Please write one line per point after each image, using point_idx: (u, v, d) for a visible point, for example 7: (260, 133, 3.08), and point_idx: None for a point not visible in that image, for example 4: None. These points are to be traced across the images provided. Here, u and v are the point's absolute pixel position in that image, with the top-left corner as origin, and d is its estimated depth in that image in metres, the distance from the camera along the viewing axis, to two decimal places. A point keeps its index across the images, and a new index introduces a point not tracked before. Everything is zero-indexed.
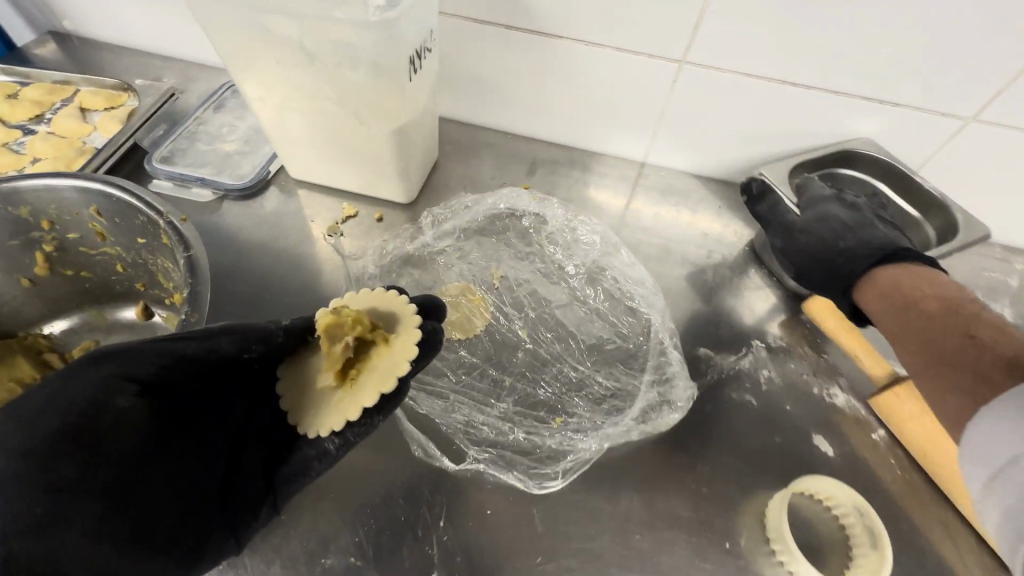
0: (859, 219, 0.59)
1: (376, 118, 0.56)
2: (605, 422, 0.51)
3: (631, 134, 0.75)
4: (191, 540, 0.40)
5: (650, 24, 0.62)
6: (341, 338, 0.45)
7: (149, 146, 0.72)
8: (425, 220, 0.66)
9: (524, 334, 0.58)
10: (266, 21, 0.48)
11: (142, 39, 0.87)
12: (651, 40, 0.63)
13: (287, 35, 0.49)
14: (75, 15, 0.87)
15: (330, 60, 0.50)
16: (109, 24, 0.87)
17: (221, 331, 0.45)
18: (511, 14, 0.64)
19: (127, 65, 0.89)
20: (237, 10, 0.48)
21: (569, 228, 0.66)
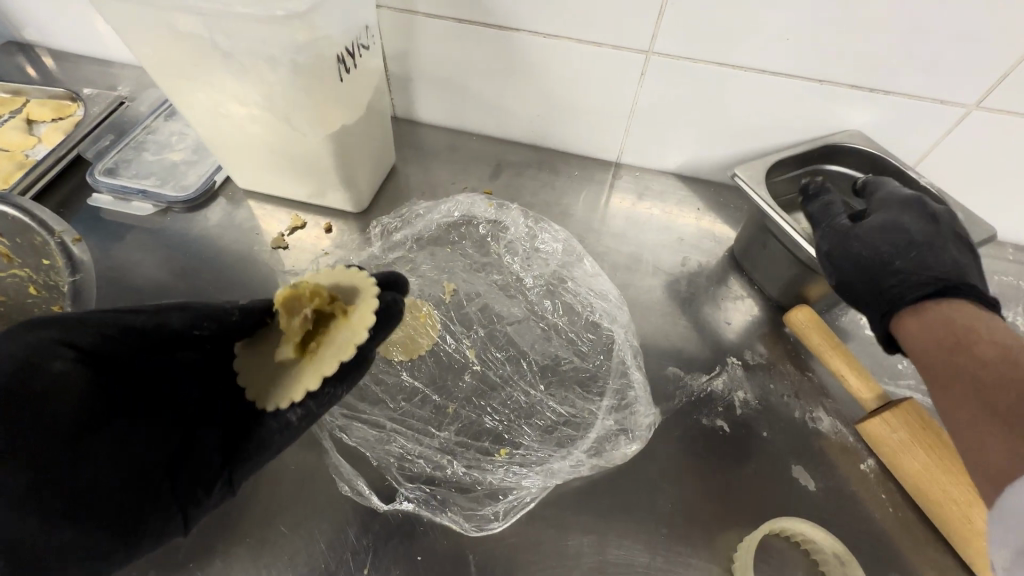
0: (933, 235, 0.46)
1: (308, 121, 0.52)
2: (555, 454, 0.46)
3: (601, 133, 0.70)
4: (128, 513, 0.39)
5: (610, 12, 0.56)
6: (299, 312, 0.41)
7: (93, 158, 0.69)
8: (374, 230, 0.63)
9: (473, 354, 0.53)
10: (172, 20, 0.44)
11: (96, 46, 0.84)
12: (612, 30, 0.58)
13: (197, 35, 0.45)
14: (29, 24, 0.84)
15: (248, 61, 0.46)
16: (63, 32, 0.84)
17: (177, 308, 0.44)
18: (459, 6, 0.59)
19: (84, 74, 0.86)
20: (141, 10, 0.44)
21: (529, 236, 0.61)
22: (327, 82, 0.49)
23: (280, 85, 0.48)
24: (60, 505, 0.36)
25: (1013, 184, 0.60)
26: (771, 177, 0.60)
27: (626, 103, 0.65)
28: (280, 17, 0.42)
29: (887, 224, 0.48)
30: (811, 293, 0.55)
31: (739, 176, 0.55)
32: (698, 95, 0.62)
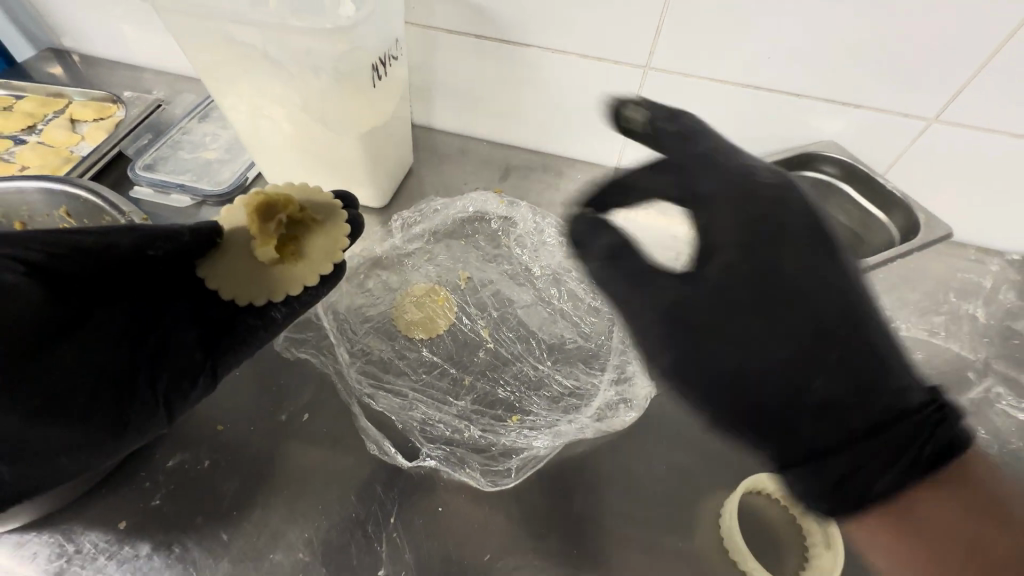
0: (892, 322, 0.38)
1: (342, 121, 0.58)
2: (561, 420, 0.52)
3: (603, 140, 0.76)
4: (104, 416, 0.44)
5: (612, 31, 0.63)
6: (275, 217, 0.49)
7: (133, 155, 0.75)
8: (396, 223, 0.66)
9: (486, 334, 0.59)
10: (230, 30, 0.50)
11: (133, 54, 0.91)
12: (613, 47, 0.65)
13: (251, 44, 0.51)
14: (71, 32, 0.90)
15: (295, 67, 0.53)
16: (102, 40, 0.90)
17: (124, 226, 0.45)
18: (476, 23, 0.66)
19: (119, 79, 0.92)
20: (203, 22, 0.50)
21: (537, 230, 0.67)
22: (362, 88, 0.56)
23: (320, 89, 0.54)
24: (34, 412, 0.40)
25: (972, 191, 0.67)
26: None
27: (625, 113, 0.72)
28: (327, 30, 0.49)
29: (731, 284, 0.40)
30: None
31: None
32: (690, 106, 0.69)
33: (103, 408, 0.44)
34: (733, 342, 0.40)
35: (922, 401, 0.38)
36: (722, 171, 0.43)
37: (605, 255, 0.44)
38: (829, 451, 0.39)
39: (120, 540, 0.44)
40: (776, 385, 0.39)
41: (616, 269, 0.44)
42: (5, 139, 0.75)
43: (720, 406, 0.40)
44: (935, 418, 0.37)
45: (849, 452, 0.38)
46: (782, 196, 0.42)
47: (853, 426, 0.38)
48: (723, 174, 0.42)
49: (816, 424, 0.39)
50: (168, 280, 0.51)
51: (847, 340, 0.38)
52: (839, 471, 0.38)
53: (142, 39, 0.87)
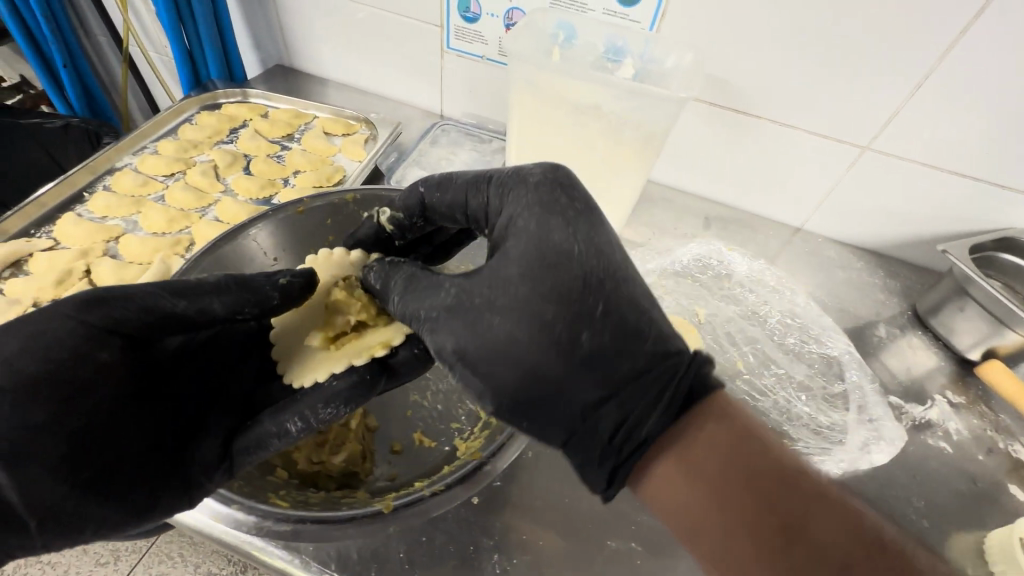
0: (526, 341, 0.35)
1: (630, 169, 0.68)
2: (833, 446, 0.58)
3: (795, 201, 0.84)
4: (146, 490, 0.40)
5: (846, 111, 0.71)
6: (343, 314, 0.52)
7: (387, 171, 0.85)
8: (637, 254, 0.79)
9: (742, 364, 0.67)
10: (584, 87, 0.62)
11: (349, 77, 0.99)
12: (841, 127, 0.73)
13: (595, 102, 0.63)
14: (295, 53, 0.99)
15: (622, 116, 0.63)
16: (323, 63, 0.98)
17: (217, 289, 0.44)
18: (718, 94, 0.75)
19: (334, 96, 1.00)
20: (569, 76, 0.62)
21: (755, 279, 0.77)
22: (642, 152, 0.66)
23: (616, 145, 0.66)
24: (83, 480, 0.37)
25: None
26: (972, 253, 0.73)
27: (831, 180, 0.79)
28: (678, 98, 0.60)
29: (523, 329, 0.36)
30: (1002, 350, 0.68)
31: (950, 251, 0.69)
32: (895, 186, 0.76)
33: (153, 471, 0.41)
34: (511, 309, 0.36)
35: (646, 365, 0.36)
36: (513, 199, 0.41)
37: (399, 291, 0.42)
38: (584, 417, 0.36)
39: (477, 514, 0.50)
40: (554, 365, 0.35)
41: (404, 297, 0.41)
42: (272, 144, 0.85)
43: (480, 356, 0.36)
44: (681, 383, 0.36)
45: (598, 417, 0.36)
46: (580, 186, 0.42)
47: (589, 444, 0.36)
48: (530, 190, 0.41)
49: (563, 395, 0.36)
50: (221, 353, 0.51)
51: (589, 304, 0.36)
52: (600, 440, 0.35)
53: (365, 67, 0.95)
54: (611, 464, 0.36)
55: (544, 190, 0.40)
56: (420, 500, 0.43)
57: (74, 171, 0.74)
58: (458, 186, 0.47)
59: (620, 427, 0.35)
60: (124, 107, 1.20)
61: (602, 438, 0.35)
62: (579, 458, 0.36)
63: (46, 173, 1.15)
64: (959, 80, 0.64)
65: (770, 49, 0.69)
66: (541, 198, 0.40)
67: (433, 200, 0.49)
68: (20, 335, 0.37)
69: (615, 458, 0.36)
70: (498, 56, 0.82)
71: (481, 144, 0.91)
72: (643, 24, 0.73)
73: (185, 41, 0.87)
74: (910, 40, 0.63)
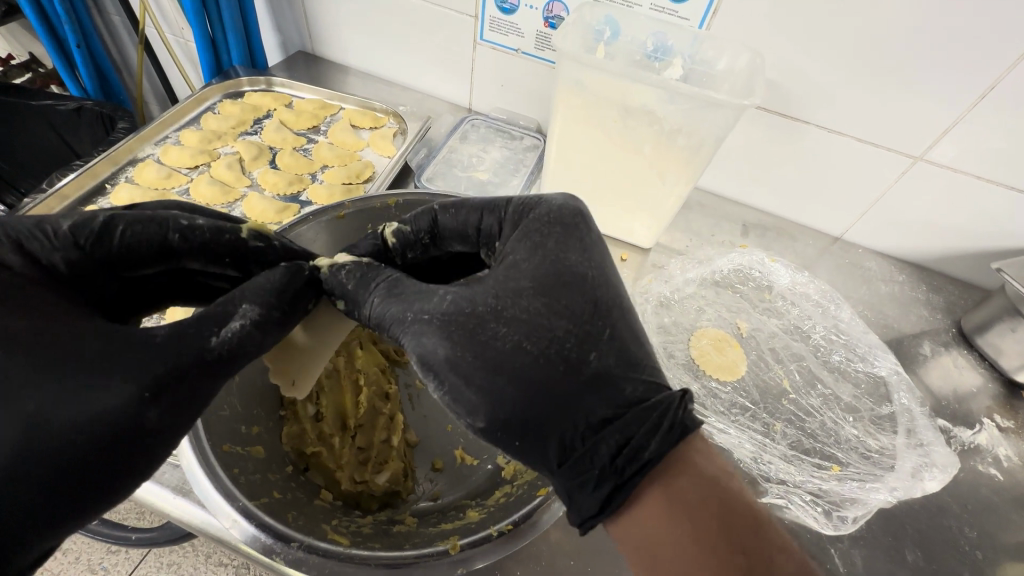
0: (522, 331, 0.36)
1: (676, 176, 0.65)
2: (883, 473, 0.57)
3: (838, 212, 0.80)
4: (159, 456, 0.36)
5: (902, 119, 0.66)
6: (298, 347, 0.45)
7: (416, 167, 0.81)
8: (676, 263, 0.77)
9: (786, 383, 0.66)
10: (633, 89, 0.59)
11: (371, 67, 0.94)
12: (896, 136, 0.68)
13: (643, 105, 0.59)
14: (313, 38, 0.93)
15: (672, 120, 0.60)
16: (342, 49, 0.93)
17: (266, 337, 0.38)
18: (767, 96, 0.70)
19: (354, 84, 0.95)
20: (618, 78, 0.58)
21: (795, 293, 0.76)
22: (689, 161, 0.63)
23: (664, 150, 0.63)
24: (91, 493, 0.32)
25: None
26: None
27: (877, 190, 0.75)
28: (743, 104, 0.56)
29: (532, 321, 0.36)
30: None
31: (1006, 269, 0.66)
32: (947, 200, 0.72)
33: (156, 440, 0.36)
34: (520, 321, 0.36)
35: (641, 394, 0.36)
36: (528, 226, 0.41)
37: (385, 294, 0.39)
38: (584, 438, 0.35)
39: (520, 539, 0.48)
40: (561, 383, 0.35)
41: (396, 303, 0.38)
42: (299, 137, 0.84)
43: (474, 366, 0.35)
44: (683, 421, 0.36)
45: (601, 436, 0.34)
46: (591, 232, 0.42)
47: (587, 466, 0.34)
48: (541, 217, 0.42)
49: (568, 413, 0.35)
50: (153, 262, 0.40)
51: (586, 355, 0.36)
52: (602, 462, 0.34)
53: (388, 55, 0.90)
54: (608, 489, 0.34)
55: (558, 216, 0.42)
56: (486, 541, 0.38)
57: (97, 162, 0.73)
58: (471, 207, 0.45)
59: (623, 451, 0.34)
60: (138, 91, 1.16)
61: (605, 460, 0.34)
62: (574, 482, 0.35)
63: (61, 156, 1.11)
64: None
65: (831, 50, 0.64)
66: (547, 226, 0.41)
67: (443, 219, 0.45)
68: None
69: (617, 478, 0.34)
70: (535, 50, 0.77)
71: (512, 141, 0.86)
72: (692, 22, 0.68)
73: (208, 27, 0.84)
74: (985, 48, 0.58)
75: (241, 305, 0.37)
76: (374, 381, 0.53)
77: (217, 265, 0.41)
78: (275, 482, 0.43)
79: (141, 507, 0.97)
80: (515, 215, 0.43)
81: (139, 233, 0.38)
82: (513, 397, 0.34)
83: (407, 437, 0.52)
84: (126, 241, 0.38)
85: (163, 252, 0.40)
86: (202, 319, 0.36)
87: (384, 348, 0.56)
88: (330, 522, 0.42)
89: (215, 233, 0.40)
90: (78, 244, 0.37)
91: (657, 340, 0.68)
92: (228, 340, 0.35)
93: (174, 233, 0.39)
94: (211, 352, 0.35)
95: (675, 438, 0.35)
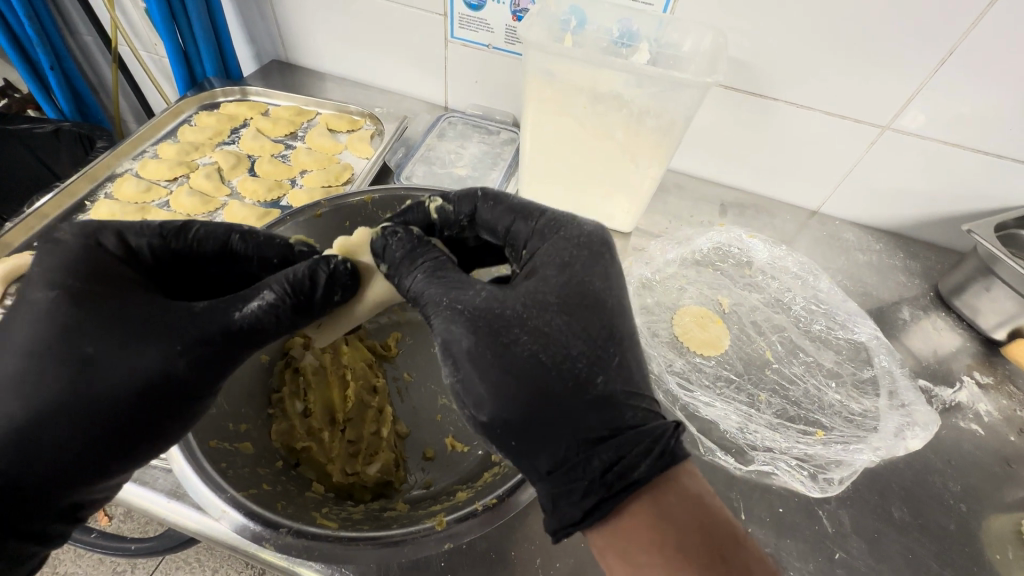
0: (547, 345, 0.37)
1: (647, 158, 0.66)
2: (866, 434, 0.59)
3: (812, 186, 0.81)
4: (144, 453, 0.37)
5: (864, 91, 0.68)
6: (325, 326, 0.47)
7: (395, 166, 0.82)
8: (656, 245, 0.78)
9: (769, 355, 0.67)
10: (599, 74, 0.60)
11: (346, 71, 0.94)
12: (862, 107, 0.70)
13: (609, 89, 0.60)
14: (286, 46, 0.94)
15: (640, 102, 0.61)
16: (316, 55, 0.94)
17: (276, 320, 0.39)
18: (734, 76, 0.72)
19: (330, 89, 0.96)
20: (583, 65, 0.60)
21: (774, 266, 0.77)
22: (661, 142, 0.64)
23: (635, 134, 0.64)
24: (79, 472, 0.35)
25: None
26: (998, 232, 0.71)
27: (849, 161, 0.76)
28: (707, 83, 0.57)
29: (553, 336, 0.37)
30: None
31: (976, 230, 0.67)
32: (916, 167, 0.73)
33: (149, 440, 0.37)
34: (540, 332, 0.37)
35: (636, 422, 0.37)
36: (557, 241, 0.43)
37: (428, 273, 0.40)
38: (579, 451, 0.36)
39: (513, 521, 0.49)
40: (566, 402, 0.36)
41: (437, 286, 0.39)
42: (277, 144, 0.85)
43: (493, 362, 0.36)
44: (666, 446, 0.36)
45: (595, 452, 0.35)
46: (611, 259, 0.43)
47: (579, 474, 0.35)
48: (571, 242, 0.42)
49: (567, 425, 0.36)
50: (209, 258, 0.43)
51: (596, 378, 0.37)
52: (592, 475, 0.35)
53: (362, 59, 0.91)
54: (595, 500, 0.35)
55: (587, 240, 0.43)
56: (473, 517, 0.39)
57: (75, 180, 0.73)
58: (509, 207, 0.45)
59: (612, 466, 0.35)
60: (116, 109, 1.15)
61: (595, 473, 0.35)
62: (560, 488, 0.35)
63: (42, 179, 1.11)
64: (984, 54, 0.60)
65: (794, 25, 0.65)
66: (577, 245, 0.42)
67: (483, 209, 0.46)
68: (15, 374, 0.34)
69: (603, 493, 0.35)
70: (505, 43, 0.78)
71: (489, 136, 0.87)
72: (656, 7, 0.69)
73: (180, 40, 0.84)
74: (939, 14, 0.59)
75: (265, 288, 0.39)
76: (359, 372, 0.54)
77: (271, 269, 0.45)
78: (264, 475, 0.44)
79: (144, 523, 0.98)
80: (553, 230, 0.43)
81: (210, 233, 0.43)
82: (527, 397, 0.35)
83: (399, 427, 0.53)
84: (197, 237, 0.42)
85: (224, 252, 0.43)
86: (238, 296, 0.39)
87: (370, 344, 0.57)
88: (320, 510, 0.43)
89: (270, 239, 0.44)
90: (161, 235, 0.41)
91: (640, 320, 0.69)
92: (248, 317, 0.38)
93: (236, 235, 0.43)
94: (233, 325, 0.38)
95: (665, 465, 0.36)
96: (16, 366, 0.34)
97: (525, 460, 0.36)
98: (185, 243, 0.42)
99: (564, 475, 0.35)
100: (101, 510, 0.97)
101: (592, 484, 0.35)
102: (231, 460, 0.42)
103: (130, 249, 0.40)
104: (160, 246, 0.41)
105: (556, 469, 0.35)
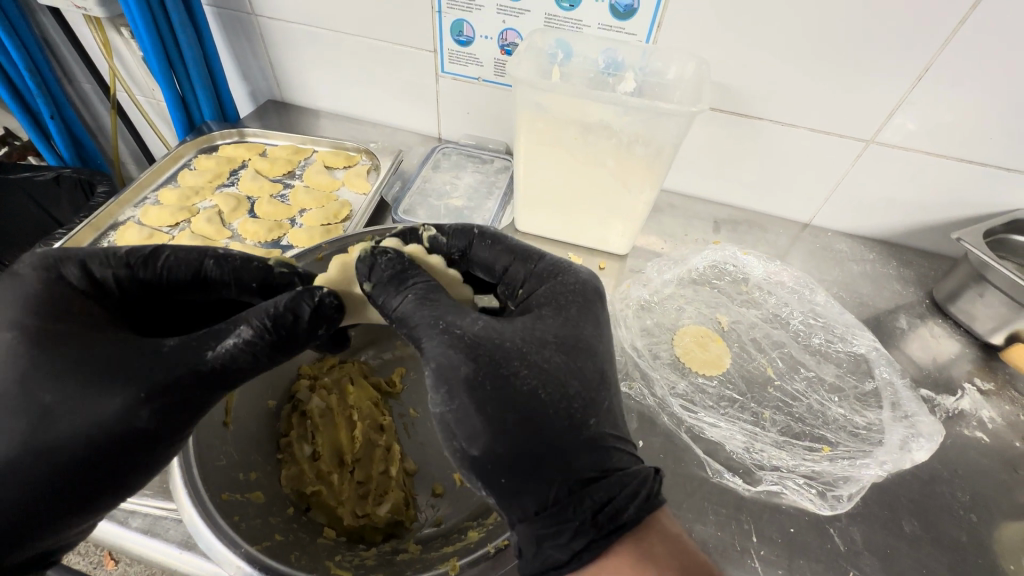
0: (546, 377, 0.38)
1: (638, 182, 0.67)
2: (872, 448, 0.59)
3: (802, 200, 0.83)
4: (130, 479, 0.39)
5: (844, 108, 0.70)
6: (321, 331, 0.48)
7: (392, 200, 0.83)
8: (653, 265, 0.79)
9: (770, 372, 0.68)
10: (587, 105, 0.61)
11: (340, 107, 0.97)
12: (845, 121, 0.71)
13: (598, 119, 0.62)
14: (282, 86, 0.96)
15: (629, 129, 0.62)
16: (310, 93, 0.96)
17: (251, 356, 0.40)
18: (720, 98, 0.74)
19: (325, 126, 0.98)
20: (571, 98, 0.61)
21: (769, 282, 0.78)
22: (651, 167, 0.65)
23: (627, 161, 0.65)
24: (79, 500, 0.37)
25: None
26: (988, 238, 0.72)
27: (837, 174, 0.77)
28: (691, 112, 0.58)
29: (549, 372, 0.39)
30: None
31: (965, 238, 0.68)
32: (902, 178, 0.75)
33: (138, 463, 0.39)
34: (540, 368, 0.38)
35: (623, 466, 0.38)
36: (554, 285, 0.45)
37: (418, 296, 0.41)
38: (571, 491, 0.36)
39: None
40: (562, 439, 0.37)
41: (429, 310, 0.40)
42: (276, 183, 0.86)
43: (491, 393, 0.37)
44: (652, 488, 0.38)
45: (587, 491, 0.36)
46: (602, 308, 0.46)
47: (568, 516, 0.35)
48: (567, 286, 0.45)
49: (560, 460, 0.37)
50: (180, 286, 0.45)
51: (589, 419, 0.38)
52: (583, 515, 0.35)
53: (355, 95, 0.93)
54: (583, 540, 0.35)
55: (582, 288, 0.45)
56: (487, 561, 0.39)
57: (79, 230, 0.75)
58: (506, 248, 0.48)
59: (603, 508, 0.36)
60: (114, 153, 1.17)
61: (586, 514, 0.36)
62: (547, 531, 0.35)
63: (43, 226, 1.12)
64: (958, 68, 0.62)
65: (774, 48, 0.67)
66: (573, 294, 0.45)
67: (479, 247, 0.49)
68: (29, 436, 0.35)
69: (591, 534, 0.35)
70: (494, 76, 0.80)
71: (483, 164, 0.89)
72: (639, 36, 0.71)
73: (177, 86, 0.86)
74: (911, 31, 0.61)
75: (243, 323, 0.40)
76: (369, 412, 0.54)
77: (248, 291, 0.46)
78: (276, 524, 0.45)
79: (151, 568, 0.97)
80: (547, 275, 0.46)
81: (181, 260, 0.44)
82: (524, 434, 0.36)
83: (409, 466, 0.53)
84: (166, 266, 0.43)
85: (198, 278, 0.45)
86: (214, 331, 0.40)
87: (375, 381, 0.58)
88: (333, 558, 0.44)
89: (245, 262, 0.45)
90: (127, 265, 0.42)
91: (642, 343, 0.70)
92: (222, 355, 0.39)
93: (210, 259, 0.45)
94: (204, 364, 0.39)
95: (649, 508, 0.37)
96: (29, 427, 0.35)
97: (512, 503, 0.37)
98: (154, 272, 0.43)
99: (553, 515, 0.35)
100: (108, 557, 0.96)
101: (579, 526, 0.35)
102: (241, 509, 0.43)
103: (94, 280, 0.42)
104: (132, 277, 0.43)
105: (546, 509, 0.36)
